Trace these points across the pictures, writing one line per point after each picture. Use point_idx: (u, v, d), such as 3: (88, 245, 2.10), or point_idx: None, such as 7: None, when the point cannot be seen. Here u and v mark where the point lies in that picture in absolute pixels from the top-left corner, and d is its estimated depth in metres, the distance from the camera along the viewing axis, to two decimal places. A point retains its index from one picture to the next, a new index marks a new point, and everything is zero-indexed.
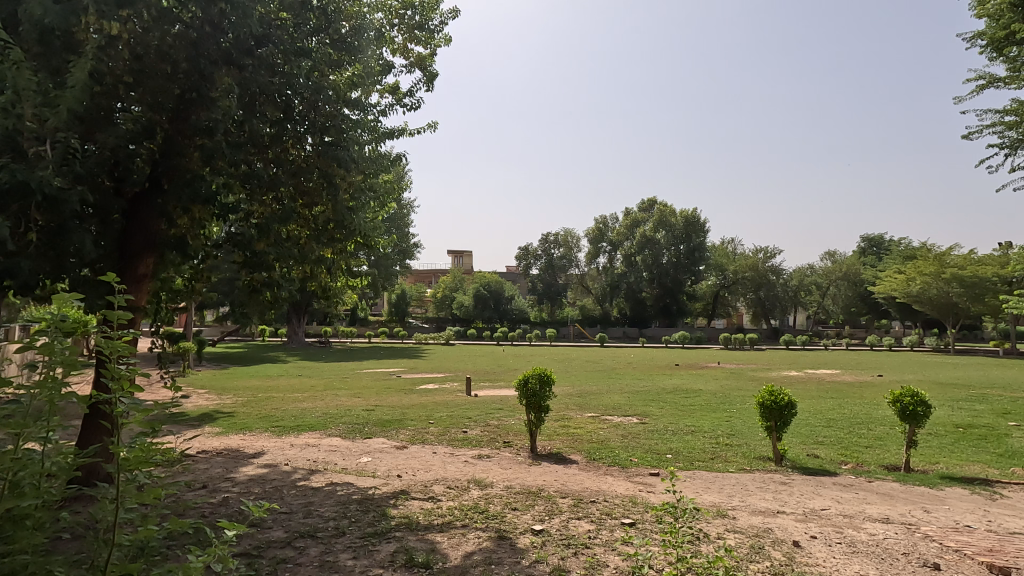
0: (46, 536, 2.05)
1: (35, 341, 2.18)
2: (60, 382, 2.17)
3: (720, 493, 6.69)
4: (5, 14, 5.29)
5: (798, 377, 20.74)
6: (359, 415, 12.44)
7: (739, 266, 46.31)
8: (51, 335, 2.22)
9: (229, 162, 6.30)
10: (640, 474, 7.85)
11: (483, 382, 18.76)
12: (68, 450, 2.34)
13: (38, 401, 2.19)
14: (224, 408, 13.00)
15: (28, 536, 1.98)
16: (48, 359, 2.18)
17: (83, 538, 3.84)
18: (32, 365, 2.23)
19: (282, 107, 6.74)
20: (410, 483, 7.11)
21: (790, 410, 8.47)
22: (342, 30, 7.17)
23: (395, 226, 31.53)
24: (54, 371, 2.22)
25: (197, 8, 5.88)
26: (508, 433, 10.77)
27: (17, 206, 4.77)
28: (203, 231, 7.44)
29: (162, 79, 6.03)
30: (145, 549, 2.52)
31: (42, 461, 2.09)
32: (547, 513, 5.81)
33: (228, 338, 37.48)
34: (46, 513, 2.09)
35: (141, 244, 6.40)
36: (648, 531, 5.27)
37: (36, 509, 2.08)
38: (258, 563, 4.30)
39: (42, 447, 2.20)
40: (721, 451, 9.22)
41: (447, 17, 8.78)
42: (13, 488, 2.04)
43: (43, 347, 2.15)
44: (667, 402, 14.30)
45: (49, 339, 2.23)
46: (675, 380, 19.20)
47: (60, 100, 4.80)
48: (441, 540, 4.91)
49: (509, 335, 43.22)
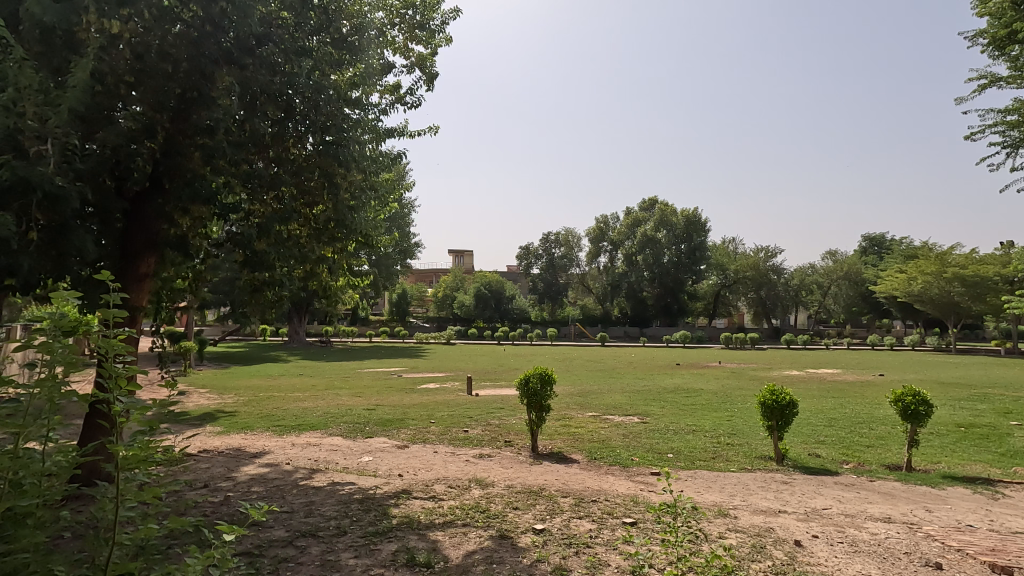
0: (46, 535, 2.05)
1: (34, 340, 2.17)
2: (59, 382, 2.17)
3: (721, 492, 6.68)
4: (6, 13, 5.29)
5: (798, 376, 20.71)
6: (359, 414, 12.44)
7: (740, 266, 46.26)
8: (49, 334, 2.21)
9: (230, 161, 6.31)
10: (641, 474, 7.84)
11: (483, 381, 18.74)
12: (67, 449, 2.33)
13: (37, 401, 2.19)
14: (225, 407, 13.01)
15: (30, 534, 1.98)
16: (48, 358, 2.17)
17: (84, 537, 3.83)
18: (31, 364, 2.22)
19: (283, 106, 6.76)
20: (411, 482, 7.11)
21: (791, 410, 8.45)
22: (343, 28, 7.20)
23: (396, 225, 31.53)
24: (53, 370, 2.22)
25: (198, 7, 5.87)
26: (508, 433, 10.76)
27: (18, 204, 4.77)
28: (203, 231, 7.45)
29: (163, 78, 6.04)
30: (145, 548, 2.51)
31: (44, 461, 2.09)
32: (548, 512, 5.80)
33: (229, 338, 37.48)
34: (47, 512, 2.09)
35: (142, 243, 6.42)
36: (650, 530, 5.26)
37: (37, 508, 2.08)
38: (259, 563, 4.30)
39: (43, 447, 2.19)
40: (722, 450, 9.21)
41: (448, 17, 8.77)
42: (14, 486, 2.04)
43: (41, 346, 2.14)
44: (667, 402, 14.29)
45: (48, 337, 2.22)
46: (676, 380, 19.19)
47: (62, 99, 4.81)
48: (441, 540, 4.90)
49: (510, 335, 43.19)
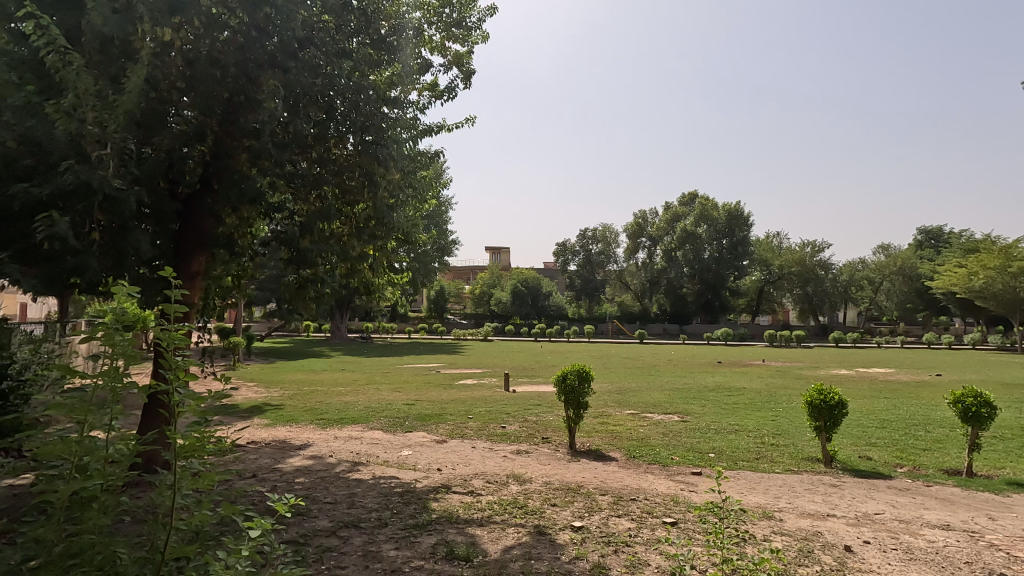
0: (110, 519, 2.15)
1: (97, 333, 2.29)
2: (120, 373, 2.29)
3: (766, 494, 6.50)
4: (70, 26, 5.59)
5: (848, 376, 19.93)
6: (399, 409, 12.67)
7: (785, 261, 44.78)
8: (111, 328, 2.34)
9: (277, 162, 6.52)
10: (681, 473, 7.70)
11: (520, 377, 18.77)
12: (127, 439, 2.44)
13: (99, 390, 2.29)
14: (272, 400, 13.47)
15: (96, 517, 2.08)
16: (111, 351, 2.29)
17: (143, 522, 4.04)
18: (95, 356, 2.34)
19: (326, 106, 6.93)
20: (450, 477, 7.20)
21: (841, 410, 8.13)
22: (382, 30, 7.37)
23: (434, 222, 31.92)
24: (116, 362, 2.33)
25: (244, 13, 6.05)
26: (546, 429, 10.76)
27: (81, 206, 5.04)
28: (250, 230, 7.71)
29: (212, 83, 6.24)
30: (200, 534, 2.62)
31: (106, 450, 2.20)
32: (586, 509, 5.78)
33: (276, 334, 38.83)
34: (110, 497, 2.19)
35: (193, 243, 6.68)
36: (691, 531, 5.16)
37: (100, 492, 2.18)
38: (305, 551, 4.44)
39: (105, 435, 2.30)
40: (766, 451, 8.96)
41: (484, 14, 8.80)
42: (80, 471, 2.15)
43: (108, 342, 2.28)
44: (709, 400, 14.00)
45: (109, 331, 2.34)
46: (717, 378, 18.78)
47: (119, 105, 5.05)
48: (480, 534, 4.95)
49: (547, 332, 43.14)
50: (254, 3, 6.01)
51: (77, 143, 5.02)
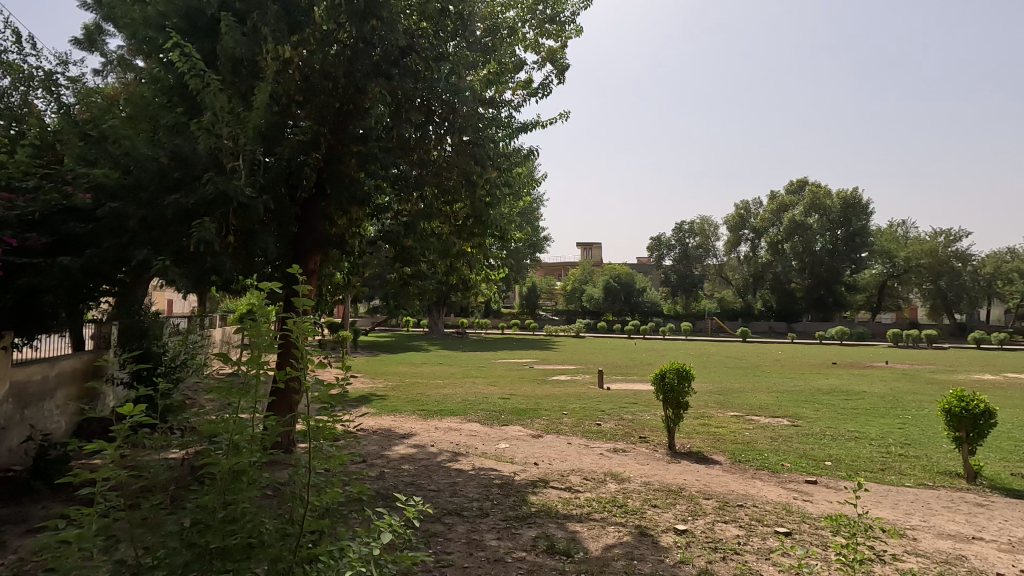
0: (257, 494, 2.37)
1: (242, 325, 2.55)
2: (263, 360, 2.55)
3: (895, 509, 5.89)
4: (208, 52, 6.28)
5: (994, 381, 17.52)
6: (495, 402, 12.95)
7: (913, 252, 40.24)
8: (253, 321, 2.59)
9: (384, 167, 6.91)
10: (794, 481, 7.18)
11: (614, 375, 18.47)
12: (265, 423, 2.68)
13: (246, 375, 2.57)
14: (377, 391, 14.32)
15: (247, 492, 2.28)
16: (254, 341, 2.54)
17: (274, 498, 4.46)
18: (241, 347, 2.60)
19: (426, 111, 7.20)
20: (547, 472, 7.24)
21: (988, 420, 7.16)
22: (477, 32, 7.68)
23: (526, 219, 32.24)
24: (257, 353, 2.57)
25: (352, 26, 6.46)
26: (643, 428, 10.51)
27: (220, 213, 5.61)
28: (358, 231, 8.21)
29: (325, 94, 6.75)
30: (328, 512, 2.82)
31: (246, 424, 2.41)
32: (690, 513, 5.56)
33: (379, 329, 41.23)
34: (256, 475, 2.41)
35: (310, 243, 7.23)
36: (808, 543, 4.80)
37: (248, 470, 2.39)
38: (413, 535, 4.66)
39: (251, 416, 2.55)
40: (894, 462, 8.11)
41: (578, 6, 8.74)
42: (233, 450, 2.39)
43: (247, 332, 2.50)
44: (823, 404, 12.93)
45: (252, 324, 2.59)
46: (832, 380, 17.31)
47: (249, 119, 5.57)
48: (580, 531, 4.93)
49: (642, 328, 42.04)
50: (361, 16, 6.40)
51: (215, 157, 5.61)
